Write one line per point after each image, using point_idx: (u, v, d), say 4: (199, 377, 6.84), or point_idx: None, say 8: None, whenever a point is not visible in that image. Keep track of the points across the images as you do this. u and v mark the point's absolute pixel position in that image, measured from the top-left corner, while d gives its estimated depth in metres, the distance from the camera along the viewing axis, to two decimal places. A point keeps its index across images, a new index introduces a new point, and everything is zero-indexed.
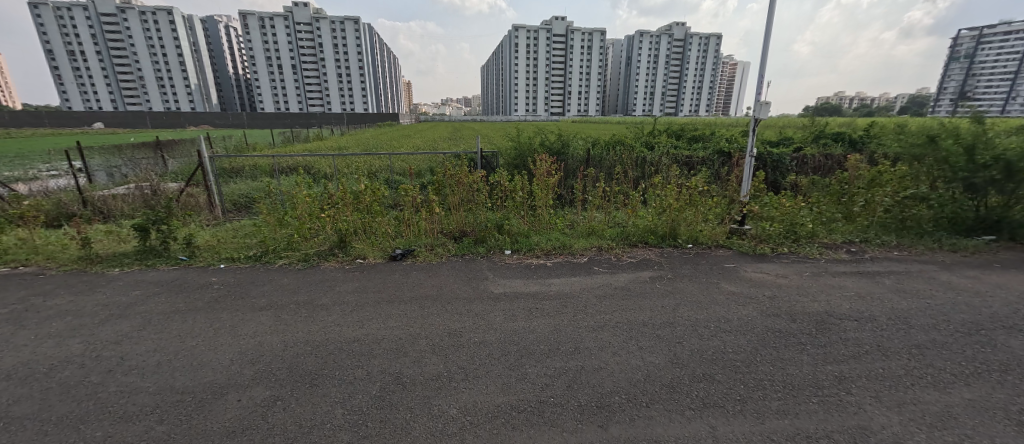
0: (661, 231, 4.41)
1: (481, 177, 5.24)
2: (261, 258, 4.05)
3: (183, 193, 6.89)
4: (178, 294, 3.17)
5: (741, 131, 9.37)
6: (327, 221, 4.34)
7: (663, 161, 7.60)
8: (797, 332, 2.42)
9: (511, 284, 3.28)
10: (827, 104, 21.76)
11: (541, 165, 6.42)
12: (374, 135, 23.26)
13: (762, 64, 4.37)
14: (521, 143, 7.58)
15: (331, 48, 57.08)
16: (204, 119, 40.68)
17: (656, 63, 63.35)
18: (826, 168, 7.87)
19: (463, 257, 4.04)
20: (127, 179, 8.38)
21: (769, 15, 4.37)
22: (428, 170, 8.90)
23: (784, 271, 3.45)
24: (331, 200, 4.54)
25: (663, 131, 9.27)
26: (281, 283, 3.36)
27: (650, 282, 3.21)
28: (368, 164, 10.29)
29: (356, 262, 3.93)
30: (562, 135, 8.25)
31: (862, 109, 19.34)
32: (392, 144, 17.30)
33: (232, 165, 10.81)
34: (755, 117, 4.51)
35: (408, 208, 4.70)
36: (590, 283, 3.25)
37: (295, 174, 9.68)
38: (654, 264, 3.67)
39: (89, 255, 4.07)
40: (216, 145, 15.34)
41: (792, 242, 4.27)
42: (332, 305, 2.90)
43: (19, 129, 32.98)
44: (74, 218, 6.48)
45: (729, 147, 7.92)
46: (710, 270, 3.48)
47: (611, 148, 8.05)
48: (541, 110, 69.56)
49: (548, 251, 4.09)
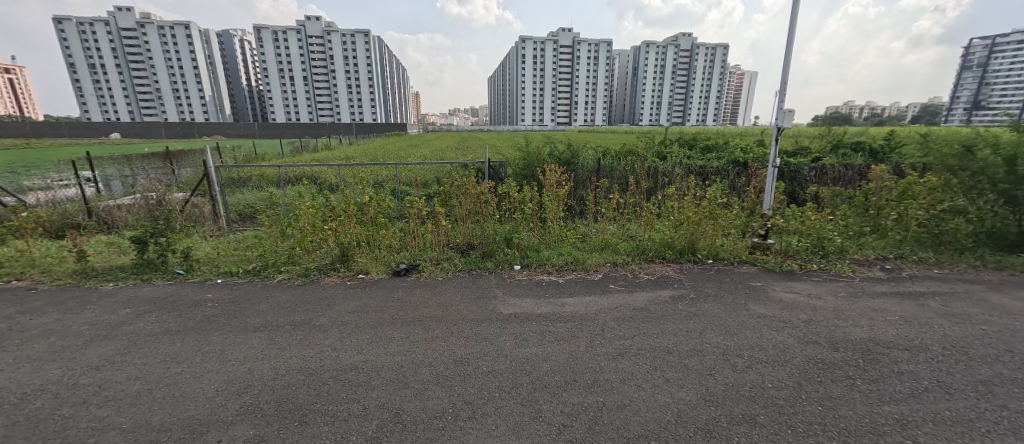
0: (679, 246, 4.18)
1: (489, 188, 5.07)
2: (261, 273, 3.89)
3: (187, 203, 6.82)
4: (170, 312, 3.00)
5: (756, 140, 9.11)
6: (329, 234, 4.18)
7: (675, 171, 7.38)
8: (842, 363, 2.17)
9: (521, 303, 3.05)
10: (838, 113, 21.45)
11: (550, 175, 6.24)
12: (380, 146, 23.30)
13: (785, 70, 4.16)
14: (530, 152, 7.43)
15: (340, 59, 58.00)
16: (216, 129, 41.36)
17: (663, 73, 63.39)
18: (846, 178, 7.60)
19: (470, 273, 3.84)
20: (134, 189, 8.37)
21: (793, 20, 4.17)
22: (435, 180, 8.77)
23: (817, 290, 3.18)
24: (336, 212, 4.41)
25: (675, 140, 9.05)
26: (278, 301, 3.16)
27: (672, 303, 2.97)
28: (375, 174, 10.19)
29: (359, 277, 3.74)
30: (571, 145, 8.08)
31: (875, 118, 19.00)
32: (399, 154, 17.28)
33: (239, 175, 10.78)
34: (778, 125, 4.29)
35: (413, 220, 4.52)
36: (607, 303, 3.02)
37: (301, 184, 9.60)
38: (674, 282, 3.43)
39: (84, 268, 3.95)
40: (225, 154, 15.39)
41: (820, 258, 4.00)
42: (330, 326, 2.70)
43: (39, 139, 33.80)
44: (78, 229, 6.43)
45: (744, 157, 7.68)
46: (736, 289, 3.22)
47: (622, 158, 7.86)
48: (548, 120, 69.72)
49: (560, 267, 3.87)
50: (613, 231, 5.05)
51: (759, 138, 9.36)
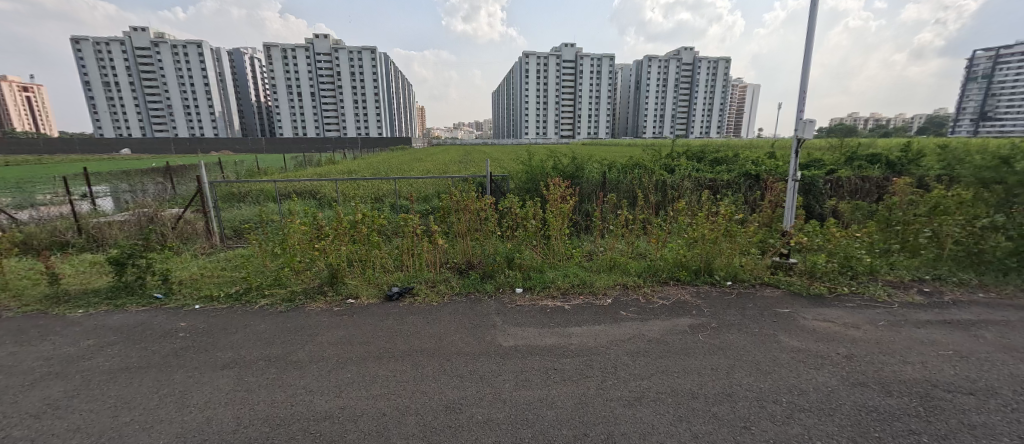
0: (694, 266, 3.86)
1: (490, 204, 4.81)
2: (242, 298, 3.61)
3: (180, 219, 6.61)
4: (135, 344, 2.73)
5: (766, 152, 8.83)
6: (318, 254, 3.90)
7: (684, 184, 7.11)
8: (900, 412, 1.85)
9: (524, 334, 2.75)
10: (844, 125, 21.22)
11: (554, 189, 5.99)
12: (383, 160, 23.26)
13: (805, 78, 3.90)
14: (534, 166, 7.17)
15: (345, 75, 58.80)
16: (224, 144, 41.83)
17: (666, 86, 63.72)
18: (864, 191, 7.27)
19: (468, 297, 3.54)
20: (130, 205, 8.21)
21: (811, 25, 3.93)
22: (436, 195, 8.55)
23: (852, 318, 2.86)
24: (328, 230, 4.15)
25: (682, 153, 8.79)
26: (256, 331, 2.88)
27: (692, 333, 2.66)
28: (375, 189, 9.99)
29: (347, 303, 3.45)
30: (576, 158, 7.84)
31: (882, 129, 18.74)
32: (402, 168, 17.18)
33: (238, 190, 10.63)
34: (798, 137, 4.02)
35: (408, 239, 4.24)
36: (618, 333, 2.71)
37: (299, 199, 9.41)
38: (692, 308, 3.11)
39: (57, 293, 3.71)
40: (227, 169, 15.33)
41: (850, 280, 3.66)
42: (308, 362, 2.40)
43: (51, 154, 34.29)
44: (67, 247, 6.24)
45: (755, 169, 7.39)
46: (763, 318, 2.90)
47: (628, 171, 7.61)
48: (551, 133, 70.01)
49: (566, 290, 3.57)
50: (622, 249, 4.75)
51: (770, 150, 9.09)
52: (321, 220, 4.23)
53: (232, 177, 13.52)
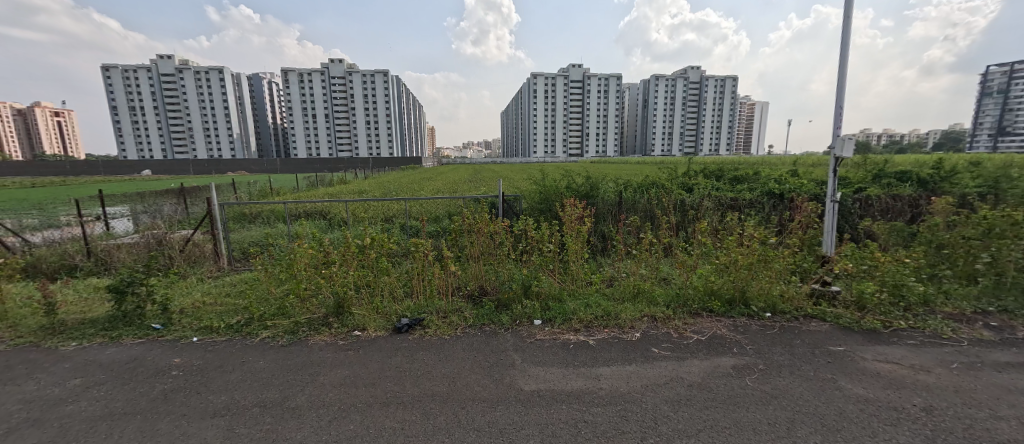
0: (727, 295, 3.55)
1: (504, 226, 4.59)
2: (243, 329, 3.39)
3: (188, 242, 6.51)
4: (124, 384, 2.52)
5: (787, 170, 8.54)
6: (324, 282, 3.69)
7: (704, 204, 6.83)
8: None
9: (547, 375, 2.48)
10: (858, 142, 20.86)
11: (569, 210, 5.76)
12: (394, 179, 23.37)
13: (841, 93, 3.67)
14: (547, 185, 6.97)
15: (358, 97, 60.19)
16: (240, 165, 42.79)
17: (674, 104, 63.95)
18: (895, 210, 6.96)
19: (483, 330, 3.27)
20: (141, 227, 8.19)
21: (845, 38, 3.70)
22: (446, 215, 8.38)
23: (918, 360, 2.54)
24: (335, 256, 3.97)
25: (699, 171, 8.55)
26: (254, 370, 2.65)
27: (736, 377, 2.36)
28: (386, 209, 9.87)
29: (353, 336, 3.20)
30: (590, 177, 7.65)
31: (899, 145, 18.32)
32: (412, 187, 17.18)
33: (250, 211, 10.62)
34: (836, 155, 3.76)
35: (418, 265, 3.99)
36: (653, 376, 2.41)
37: (309, 220, 9.33)
38: (732, 344, 2.81)
39: (52, 323, 3.54)
40: (240, 190, 15.44)
41: (905, 312, 3.31)
42: (308, 409, 2.16)
43: (76, 176, 35.39)
44: (75, 271, 6.16)
45: (779, 187, 7.09)
46: (815, 359, 2.58)
47: (644, 190, 7.37)
48: (560, 152, 70.31)
49: (589, 322, 3.28)
50: (645, 275, 4.46)
51: (791, 167, 8.79)
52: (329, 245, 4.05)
53: (245, 198, 13.59)
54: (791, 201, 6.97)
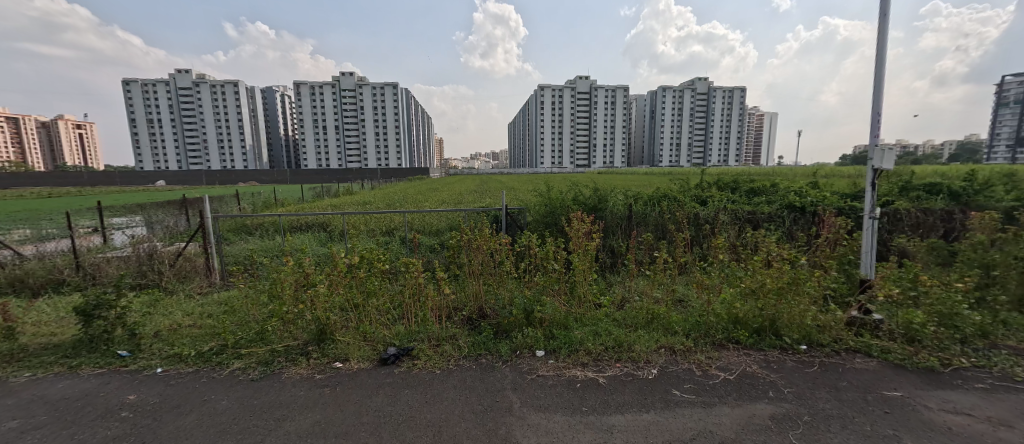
0: (754, 323, 3.17)
1: (506, 243, 4.25)
2: (213, 358, 3.07)
3: (179, 256, 6.26)
4: (64, 429, 2.22)
5: (806, 181, 8.13)
6: (304, 306, 3.35)
7: (720, 218, 6.45)
8: None
9: (549, 426, 2.12)
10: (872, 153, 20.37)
11: (576, 224, 5.41)
12: (399, 190, 23.24)
13: (877, 98, 3.32)
14: (553, 198, 6.63)
15: (366, 109, 60.85)
16: (250, 175, 43.22)
17: (682, 115, 63.68)
18: (926, 226, 6.53)
19: (478, 362, 2.91)
20: (137, 238, 8.00)
21: (882, 37, 3.34)
22: (448, 229, 8.08)
23: (993, 413, 2.15)
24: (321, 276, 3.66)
25: (713, 183, 8.16)
26: (214, 412, 2.35)
27: (773, 433, 1.99)
28: (388, 221, 9.61)
29: (333, 368, 2.87)
30: (598, 188, 7.30)
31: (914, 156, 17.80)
32: (417, 198, 16.97)
33: (250, 223, 10.43)
34: (874, 167, 3.36)
35: (409, 286, 3.64)
36: (674, 429, 2.05)
37: (309, 233, 9.10)
38: (764, 387, 2.43)
39: (12, 349, 3.26)
40: (244, 200, 15.33)
41: (963, 347, 2.90)
42: None
43: (91, 187, 35.97)
44: (62, 286, 5.93)
45: (800, 200, 6.68)
46: (866, 408, 2.19)
47: (656, 203, 7.01)
48: (567, 163, 70.16)
49: (597, 353, 2.90)
50: (659, 296, 4.08)
51: (810, 179, 8.37)
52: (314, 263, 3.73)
53: (248, 209, 13.45)
54: (813, 215, 6.57)
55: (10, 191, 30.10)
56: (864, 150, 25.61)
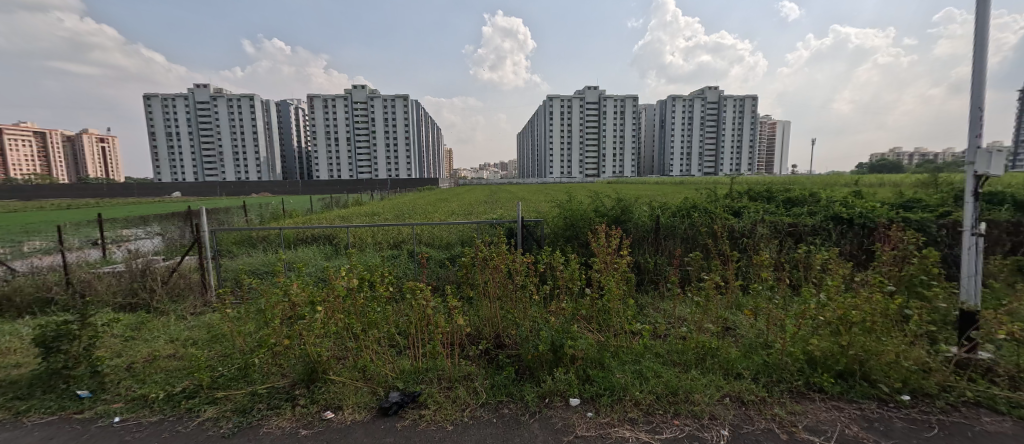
0: (837, 365, 2.62)
1: (526, 262, 3.73)
2: (183, 403, 2.60)
3: (173, 272, 5.84)
4: None
5: (847, 190, 7.51)
6: (290, 342, 2.85)
7: (757, 231, 5.89)
8: None
9: None
10: (888, 164, 19.98)
11: (603, 239, 4.87)
12: (408, 200, 22.95)
13: (977, 92, 2.78)
14: (572, 208, 6.08)
15: (377, 120, 61.39)
16: (263, 186, 43.72)
17: (694, 124, 62.98)
18: (991, 239, 5.87)
19: (499, 415, 2.39)
20: (135, 252, 7.63)
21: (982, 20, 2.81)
22: (459, 243, 7.60)
23: None
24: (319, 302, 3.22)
25: (744, 192, 7.58)
26: None
27: None
28: (396, 234, 9.18)
29: (322, 420, 2.39)
30: (621, 198, 6.76)
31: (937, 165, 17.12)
32: (426, 209, 16.63)
33: (255, 235, 10.09)
34: (978, 174, 2.78)
35: (412, 315, 3.11)
36: None
37: (314, 246, 8.71)
38: None
39: None
40: (251, 211, 15.05)
41: None
42: None
43: (109, 198, 36.57)
44: (49, 305, 5.52)
45: (846, 211, 6.07)
46: None
47: (685, 214, 6.44)
48: (577, 172, 69.70)
49: (647, 405, 2.37)
50: (705, 323, 3.53)
51: (851, 188, 7.74)
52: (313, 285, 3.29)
53: (255, 220, 13.15)
54: (862, 227, 5.95)
55: (31, 203, 30.63)
56: (882, 160, 24.89)
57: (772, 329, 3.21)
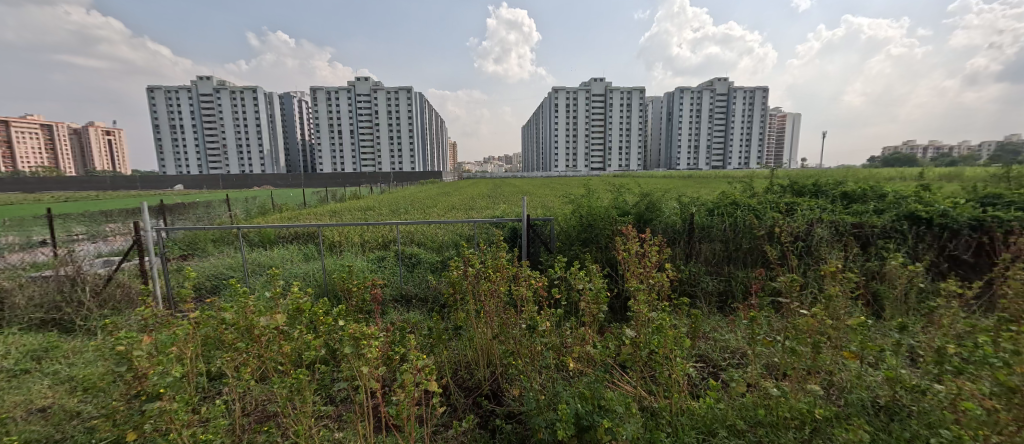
0: None
1: (535, 284, 2.77)
2: None
3: (108, 281, 4.88)
4: None
5: (910, 183, 6.34)
6: (173, 425, 1.89)
7: (816, 232, 4.81)
8: None
9: None
10: (902, 159, 19.22)
11: (631, 243, 3.85)
12: (407, 194, 21.91)
13: None
14: (588, 204, 5.01)
15: (380, 113, 60.32)
16: (265, 180, 42.86)
17: (703, 116, 61.32)
18: None
19: None
20: (81, 252, 6.63)
21: None
22: (453, 244, 6.59)
23: None
24: (249, 344, 2.34)
25: (787, 185, 6.46)
26: None
27: None
28: (383, 232, 8.14)
29: None
30: (645, 192, 5.67)
31: (955, 161, 16.14)
32: (423, 203, 15.59)
33: (231, 233, 9.10)
34: None
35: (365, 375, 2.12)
36: None
37: (291, 247, 7.73)
38: None
39: None
40: (237, 205, 14.06)
41: None
42: None
43: (105, 190, 35.79)
44: None
45: (924, 208, 4.95)
46: None
47: (725, 210, 5.34)
48: (583, 166, 68.29)
49: None
50: (783, 369, 2.57)
51: (914, 181, 6.56)
52: (241, 321, 2.38)
53: (240, 216, 12.17)
54: (943, 228, 4.85)
55: (27, 195, 29.99)
56: (900, 155, 23.75)
57: (891, 385, 2.26)
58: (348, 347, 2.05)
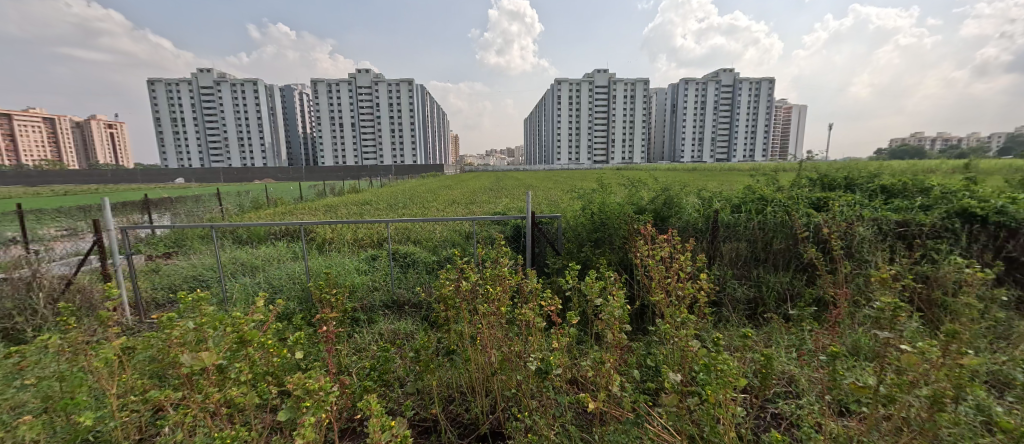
0: None
1: (541, 304, 2.24)
2: None
3: (66, 285, 4.37)
4: None
5: (952, 177, 5.77)
6: None
7: (857, 232, 4.26)
8: None
9: None
10: (918, 151, 18.55)
11: (653, 247, 3.31)
12: (407, 188, 21.36)
13: None
14: (600, 200, 4.46)
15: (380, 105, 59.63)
16: (265, 174, 42.40)
17: (708, 108, 60.34)
18: None
19: None
20: (50, 250, 6.13)
21: None
22: (451, 243, 6.06)
23: None
24: (180, 384, 1.84)
25: (817, 178, 5.88)
26: None
27: None
28: (376, 229, 7.63)
29: None
30: (663, 186, 5.11)
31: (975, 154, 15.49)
32: (423, 198, 15.06)
33: (218, 230, 8.61)
34: None
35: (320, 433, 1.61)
36: None
37: (279, 245, 7.22)
38: None
39: None
40: (230, 199, 13.55)
41: None
42: None
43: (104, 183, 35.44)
44: None
45: (979, 204, 4.38)
46: None
47: (752, 206, 4.78)
48: (586, 159, 67.48)
49: None
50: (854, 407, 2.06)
51: (953, 175, 5.98)
52: (167, 355, 1.85)
53: (231, 210, 11.64)
54: (1001, 227, 4.29)
55: (25, 189, 29.69)
56: (915, 147, 22.98)
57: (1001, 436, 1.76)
58: (295, 402, 1.54)
